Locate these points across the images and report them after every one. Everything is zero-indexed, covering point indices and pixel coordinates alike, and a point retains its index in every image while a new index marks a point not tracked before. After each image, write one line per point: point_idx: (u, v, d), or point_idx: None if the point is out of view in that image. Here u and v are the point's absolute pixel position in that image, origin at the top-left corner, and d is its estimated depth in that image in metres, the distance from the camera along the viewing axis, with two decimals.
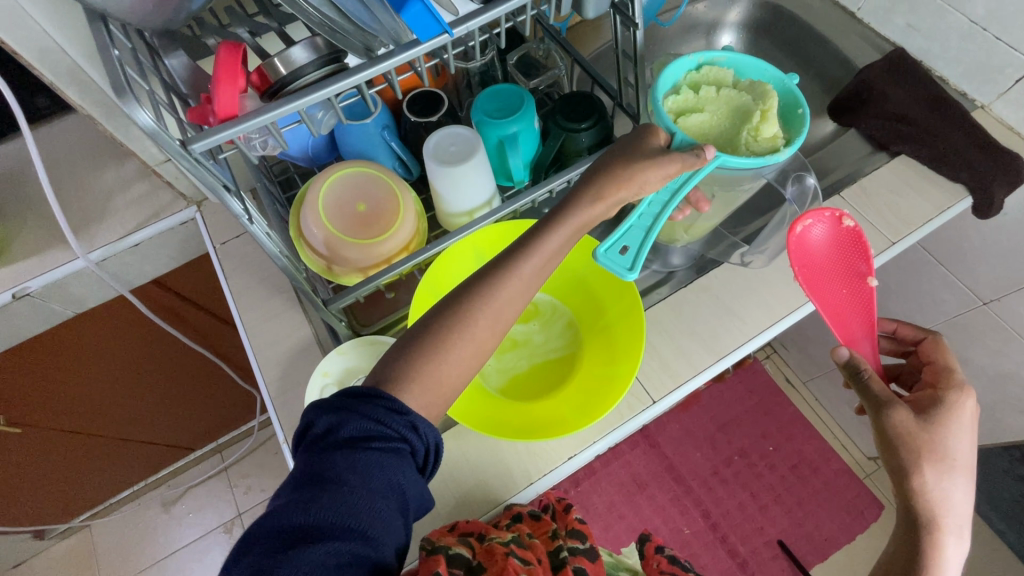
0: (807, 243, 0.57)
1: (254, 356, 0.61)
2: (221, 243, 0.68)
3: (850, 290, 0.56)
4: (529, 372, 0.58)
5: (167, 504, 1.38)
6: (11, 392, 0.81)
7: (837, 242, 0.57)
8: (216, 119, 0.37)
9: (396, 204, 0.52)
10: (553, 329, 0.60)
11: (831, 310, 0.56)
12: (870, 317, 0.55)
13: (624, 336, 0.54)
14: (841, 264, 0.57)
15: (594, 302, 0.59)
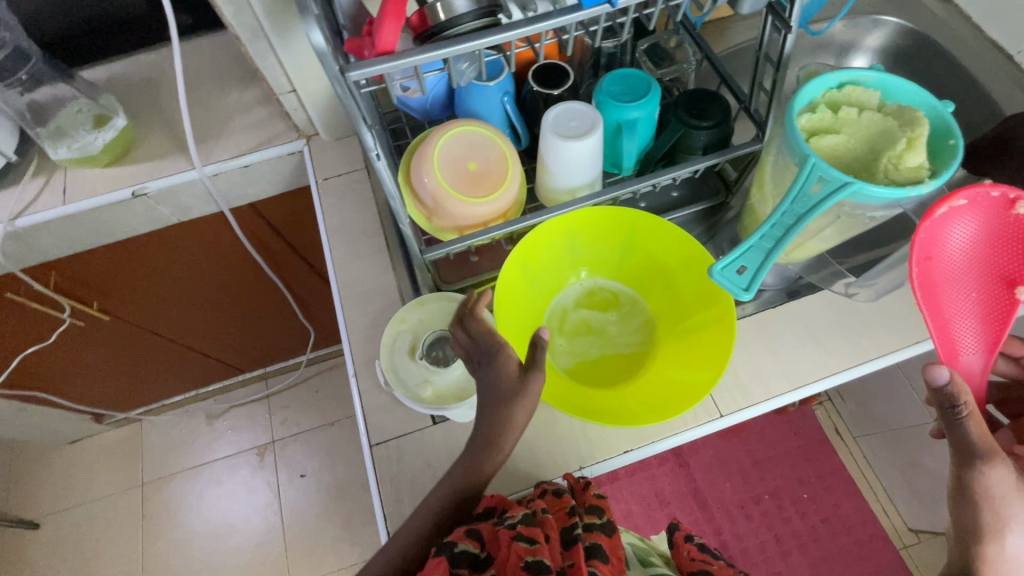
0: (949, 239, 0.51)
1: (337, 291, 0.63)
2: (323, 178, 0.70)
3: (988, 290, 0.52)
4: (598, 358, 0.58)
5: (211, 417, 1.47)
6: (108, 283, 0.88)
7: (996, 236, 0.51)
8: (373, 54, 0.38)
9: (505, 169, 0.53)
10: (627, 321, 0.60)
11: (955, 316, 0.53)
12: (1002, 328, 0.52)
13: (708, 344, 0.53)
14: (991, 256, 0.52)
15: (677, 303, 0.58)
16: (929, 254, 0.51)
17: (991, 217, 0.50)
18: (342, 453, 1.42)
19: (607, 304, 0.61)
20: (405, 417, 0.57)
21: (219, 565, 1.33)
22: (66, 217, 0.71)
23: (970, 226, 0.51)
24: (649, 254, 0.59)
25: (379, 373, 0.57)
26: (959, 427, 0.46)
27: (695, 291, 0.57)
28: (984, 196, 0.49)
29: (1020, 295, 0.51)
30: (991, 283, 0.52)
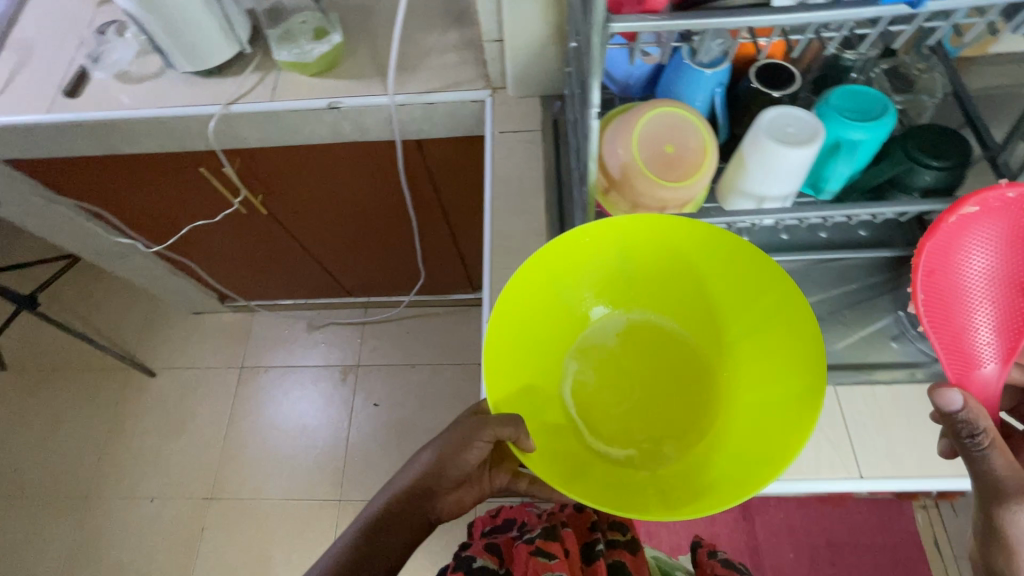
0: (961, 250, 0.48)
1: (489, 240, 0.65)
2: (500, 131, 0.72)
3: (1003, 298, 0.49)
4: (632, 395, 0.59)
5: (312, 328, 1.59)
6: (277, 182, 0.97)
7: (1005, 242, 0.48)
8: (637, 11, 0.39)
9: (702, 158, 0.51)
10: (673, 371, 0.59)
11: (965, 329, 0.49)
12: (1017, 341, 0.49)
13: (759, 428, 0.50)
14: (1011, 265, 0.48)
15: (737, 363, 0.56)
16: (946, 264, 0.49)
17: (1000, 225, 0.47)
18: (414, 395, 1.48)
19: (658, 345, 0.61)
20: None
21: (285, 460, 1.45)
22: (269, 112, 0.78)
23: (984, 233, 0.48)
24: (707, 300, 0.57)
25: None
26: (982, 458, 0.43)
27: (770, 355, 0.53)
28: (991, 202, 0.46)
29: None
30: (1003, 288, 0.49)
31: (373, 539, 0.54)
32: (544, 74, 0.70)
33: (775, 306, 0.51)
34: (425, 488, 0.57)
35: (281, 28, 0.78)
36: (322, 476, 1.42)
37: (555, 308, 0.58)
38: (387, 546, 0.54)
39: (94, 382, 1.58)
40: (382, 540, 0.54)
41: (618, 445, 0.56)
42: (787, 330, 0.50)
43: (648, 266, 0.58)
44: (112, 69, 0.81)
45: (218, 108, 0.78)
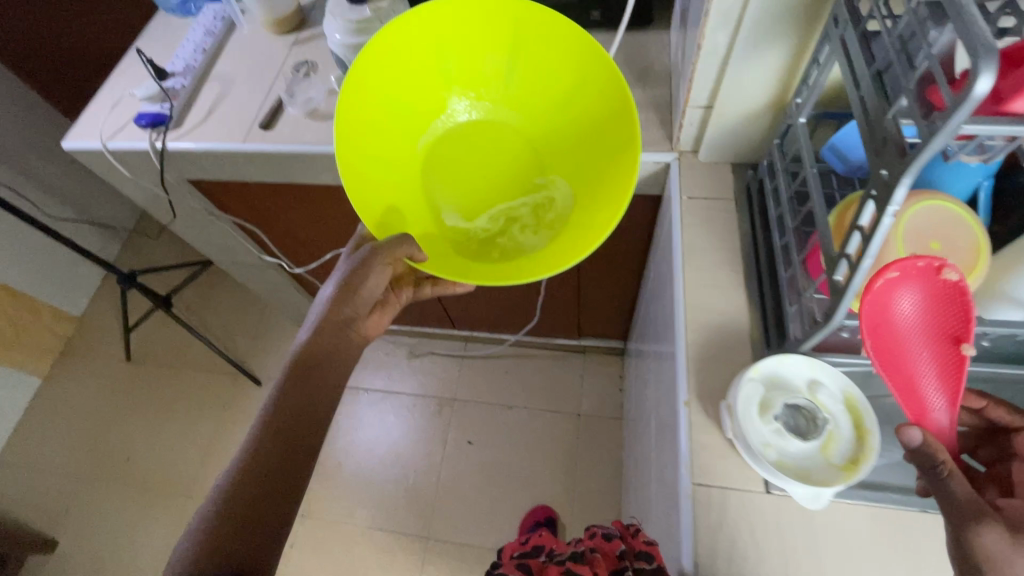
0: (887, 307, 0.46)
1: (682, 311, 0.61)
2: (689, 197, 0.69)
3: (933, 348, 0.47)
4: (467, 176, 0.73)
5: (411, 355, 1.61)
6: None
7: (936, 300, 0.46)
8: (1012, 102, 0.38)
9: (974, 259, 0.46)
10: (495, 151, 0.74)
11: (904, 376, 0.48)
12: (954, 387, 0.47)
13: (590, 184, 0.68)
14: (930, 319, 0.47)
15: (556, 141, 0.72)
16: (875, 324, 0.46)
17: (922, 279, 0.45)
18: (509, 437, 1.44)
19: (485, 136, 0.74)
20: (738, 470, 0.53)
21: (374, 486, 1.44)
22: None
23: (908, 292, 0.46)
24: (535, 88, 0.71)
25: (723, 416, 0.54)
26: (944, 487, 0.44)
27: (569, 127, 0.71)
28: (909, 264, 0.44)
29: (967, 353, 0.46)
30: (938, 340, 0.47)
31: (264, 460, 0.54)
32: (743, 142, 0.68)
33: (576, 80, 0.67)
34: (316, 392, 0.60)
35: None
36: (412, 508, 1.40)
37: (400, 103, 0.69)
38: (289, 454, 0.55)
39: (205, 383, 1.66)
40: (285, 455, 0.55)
41: (516, 228, 0.71)
42: (597, 119, 0.67)
43: (463, 58, 0.70)
44: (305, 106, 0.86)
45: None
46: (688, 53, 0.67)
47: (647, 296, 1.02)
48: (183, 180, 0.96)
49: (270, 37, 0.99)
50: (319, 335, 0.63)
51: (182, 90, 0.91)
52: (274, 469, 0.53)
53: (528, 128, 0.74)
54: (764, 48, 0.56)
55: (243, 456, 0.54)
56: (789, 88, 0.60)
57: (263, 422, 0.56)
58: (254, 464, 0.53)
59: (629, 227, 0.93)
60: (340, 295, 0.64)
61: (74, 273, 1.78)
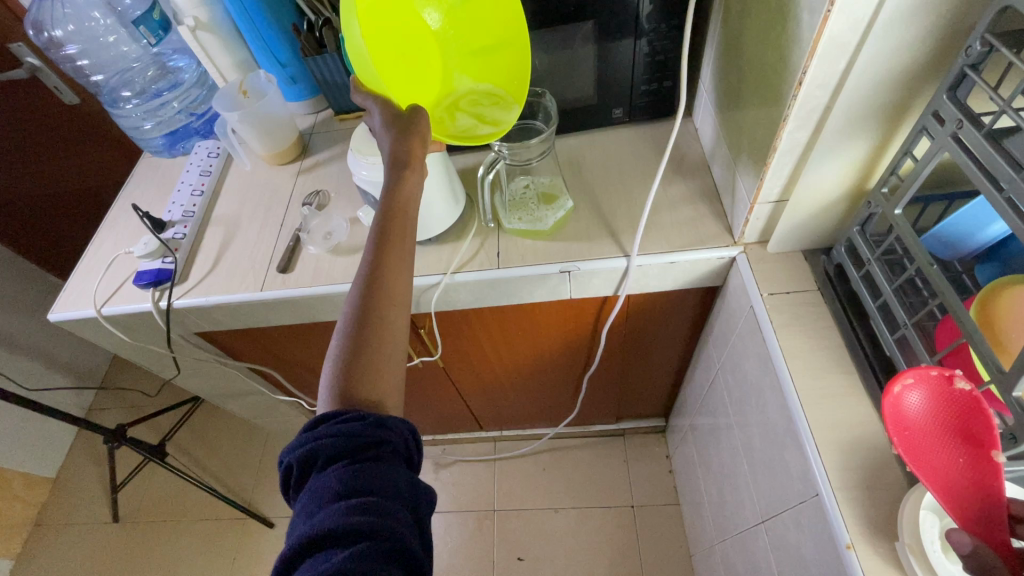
0: (900, 411, 0.46)
1: (808, 430, 0.55)
2: (769, 293, 0.65)
3: (966, 458, 0.43)
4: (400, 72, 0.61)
5: (437, 466, 1.47)
6: (464, 336, 0.91)
7: (951, 408, 0.44)
8: None
9: None
10: (414, 41, 0.62)
11: (941, 479, 0.43)
12: (993, 495, 0.41)
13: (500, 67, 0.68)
14: (954, 427, 0.44)
15: (463, 17, 0.65)
16: (896, 427, 0.46)
17: (939, 388, 0.45)
18: (562, 544, 1.31)
19: (400, 16, 0.60)
20: None
21: None
22: (493, 279, 0.74)
23: (922, 404, 0.46)
24: None
25: (911, 562, 0.45)
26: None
27: (480, 7, 0.64)
28: (925, 373, 0.46)
29: (999, 460, 0.42)
30: (967, 447, 0.43)
31: (370, 311, 0.52)
32: (817, 228, 0.64)
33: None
34: (402, 237, 0.57)
35: (502, 193, 0.76)
36: None
37: None
38: (392, 304, 0.53)
39: (209, 535, 1.46)
40: (380, 323, 0.53)
41: (451, 113, 0.68)
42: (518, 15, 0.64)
43: None
44: (326, 242, 0.80)
45: (444, 278, 0.74)
46: (741, 149, 0.65)
47: (706, 383, 0.95)
48: (190, 333, 0.87)
49: (272, 169, 0.94)
50: (400, 182, 0.58)
51: (184, 241, 0.83)
52: (380, 316, 0.53)
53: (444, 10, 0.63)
54: (851, 142, 0.53)
55: (356, 315, 0.53)
56: (870, 174, 0.57)
57: (366, 268, 0.55)
58: (359, 313, 0.52)
59: (681, 316, 0.88)
60: (397, 139, 0.58)
61: (46, 430, 1.59)
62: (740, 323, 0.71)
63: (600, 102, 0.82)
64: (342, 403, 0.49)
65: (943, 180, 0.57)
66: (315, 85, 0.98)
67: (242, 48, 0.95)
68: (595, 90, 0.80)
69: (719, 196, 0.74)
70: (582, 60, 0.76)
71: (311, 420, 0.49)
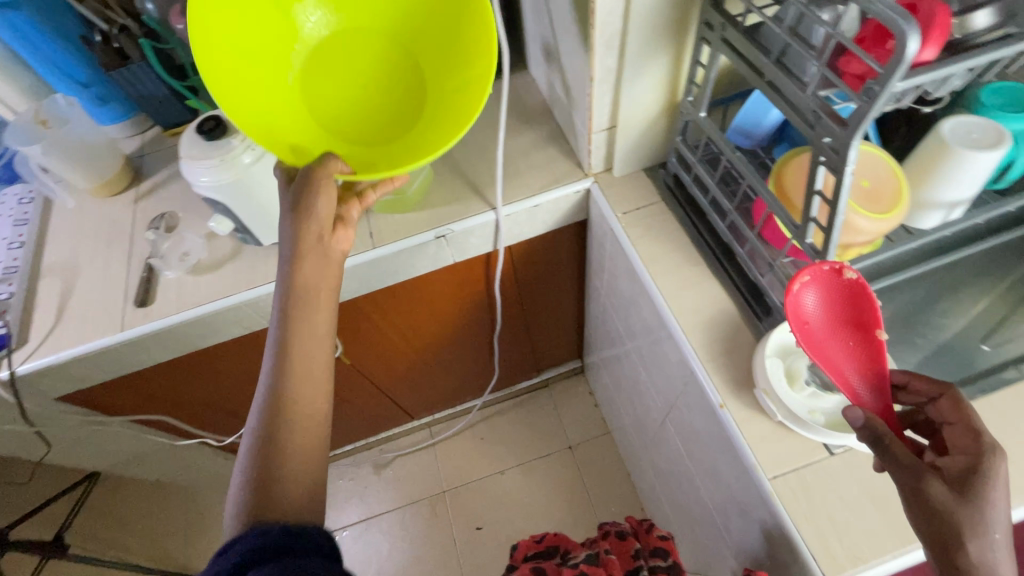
0: (800, 309, 0.48)
1: (675, 319, 0.62)
2: (623, 212, 0.71)
3: (855, 342, 0.48)
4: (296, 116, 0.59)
5: (378, 467, 1.46)
6: (361, 326, 0.90)
7: (841, 296, 0.48)
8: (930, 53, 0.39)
9: (898, 183, 0.52)
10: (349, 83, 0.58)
11: (840, 365, 0.48)
12: (882, 371, 0.47)
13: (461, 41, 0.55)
14: (841, 312, 0.49)
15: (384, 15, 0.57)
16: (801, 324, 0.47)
17: (829, 279, 0.49)
18: (515, 501, 1.36)
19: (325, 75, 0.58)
20: (798, 446, 0.53)
21: None
22: (372, 260, 0.74)
23: (815, 296, 0.49)
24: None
25: (766, 401, 0.54)
26: (893, 458, 0.42)
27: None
28: (819, 268, 0.48)
29: (881, 338, 0.48)
30: (853, 331, 0.48)
31: (281, 401, 0.49)
32: (648, 147, 0.71)
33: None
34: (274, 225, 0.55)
35: None
36: None
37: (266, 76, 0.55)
38: (298, 403, 0.50)
39: None
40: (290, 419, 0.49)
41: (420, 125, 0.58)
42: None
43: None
44: (182, 264, 0.75)
45: None
46: (570, 86, 0.69)
47: (602, 314, 1.02)
48: (51, 399, 0.78)
49: (101, 202, 0.85)
50: None
51: (13, 300, 0.74)
52: (295, 399, 0.50)
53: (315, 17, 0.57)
54: (651, 59, 0.59)
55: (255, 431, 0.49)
56: (677, 88, 0.64)
57: (275, 356, 0.51)
58: (271, 405, 0.49)
59: (563, 256, 0.93)
60: None
61: None
62: (608, 247, 0.77)
63: None
64: (255, 519, 0.45)
65: (737, 84, 0.65)
66: (130, 103, 0.89)
67: (27, 72, 0.84)
68: None
69: (566, 135, 0.79)
70: None
71: (215, 555, 0.43)
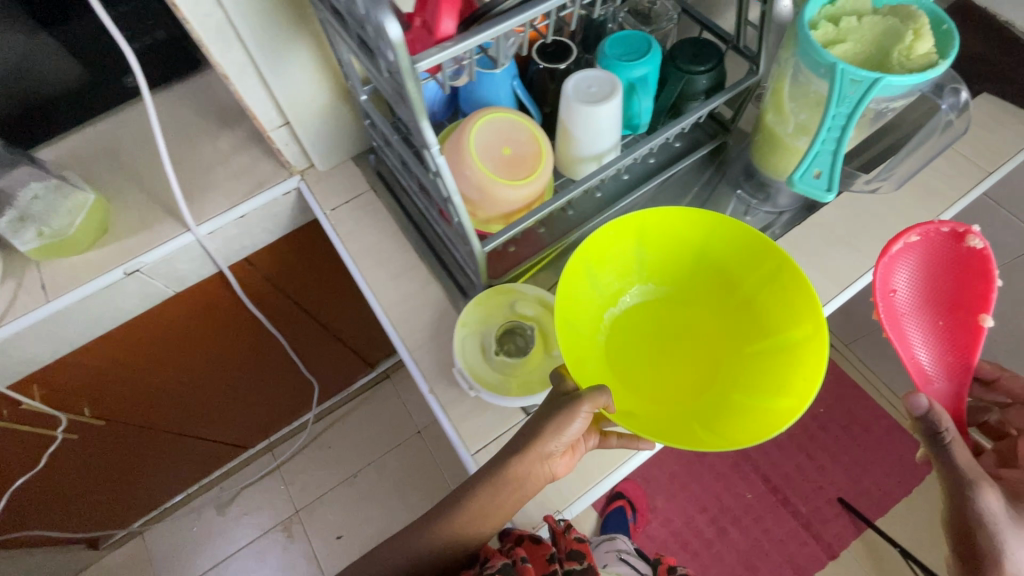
0: (894, 269, 0.57)
1: (386, 313, 0.61)
2: (331, 209, 0.68)
3: (948, 322, 0.58)
4: (646, 385, 0.58)
5: (222, 507, 1.35)
6: (99, 382, 0.79)
7: (943, 272, 0.58)
8: (434, 39, 0.37)
9: (537, 147, 0.53)
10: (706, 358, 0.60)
11: (907, 340, 0.58)
12: (967, 356, 0.57)
13: (789, 365, 0.53)
14: (941, 284, 0.58)
15: (735, 273, 0.60)
16: (886, 291, 0.58)
17: (945, 245, 0.57)
18: (374, 501, 1.35)
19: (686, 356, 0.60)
20: (495, 417, 0.56)
21: None
22: (53, 315, 0.64)
23: (908, 262, 0.58)
24: (675, 267, 0.63)
25: (462, 377, 0.55)
26: (946, 452, 0.54)
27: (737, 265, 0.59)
28: (939, 231, 0.56)
29: (981, 320, 0.57)
30: (950, 313, 0.58)
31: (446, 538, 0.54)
32: (342, 137, 0.67)
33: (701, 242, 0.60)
34: None
35: None
36: None
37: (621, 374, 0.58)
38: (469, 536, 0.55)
39: None
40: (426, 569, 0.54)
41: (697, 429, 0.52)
42: (718, 228, 0.58)
43: (647, 265, 0.63)
44: None
45: None
46: None
47: None
48: None
49: None
50: None
51: None
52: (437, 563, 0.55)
53: (632, 282, 0.63)
54: (287, 48, 0.54)
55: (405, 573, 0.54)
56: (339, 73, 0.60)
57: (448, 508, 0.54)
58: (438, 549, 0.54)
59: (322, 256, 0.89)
60: None
61: None
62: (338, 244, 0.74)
63: (97, 75, 0.68)
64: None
65: None
66: None
67: None
68: (79, 63, 0.66)
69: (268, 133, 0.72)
70: (35, 39, 0.61)
71: None
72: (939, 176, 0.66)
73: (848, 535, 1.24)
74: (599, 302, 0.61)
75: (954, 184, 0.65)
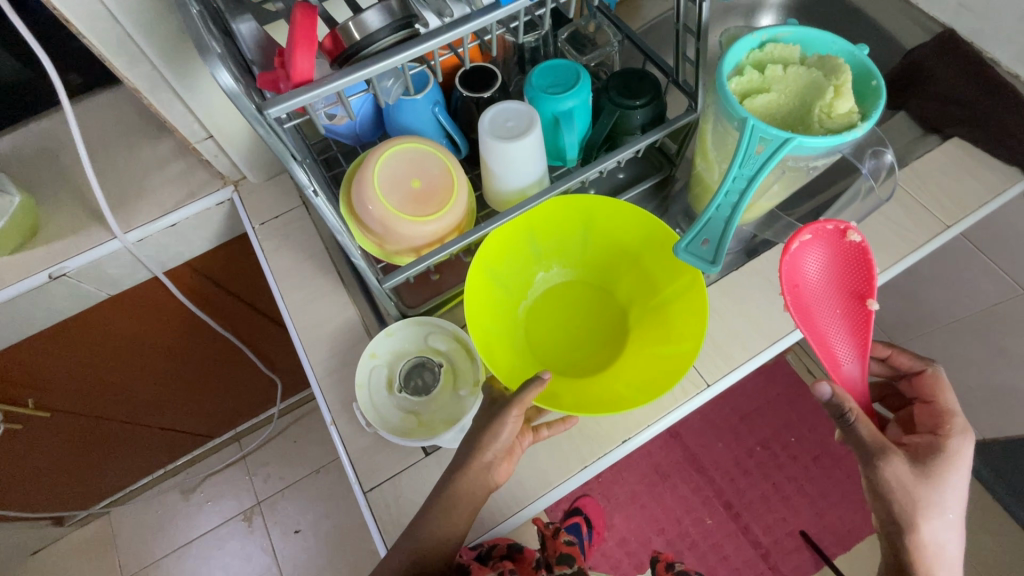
0: (799, 269, 0.51)
1: (299, 336, 0.60)
2: (260, 223, 0.66)
3: (845, 311, 0.53)
4: (567, 366, 0.56)
5: (186, 492, 1.37)
6: (39, 376, 0.80)
7: (845, 260, 0.52)
8: (290, 85, 0.35)
9: (449, 179, 0.51)
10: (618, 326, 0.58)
11: (823, 336, 0.53)
12: (863, 340, 0.53)
13: (681, 315, 0.53)
14: (840, 280, 0.53)
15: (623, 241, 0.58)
16: (793, 284, 0.51)
17: (828, 241, 0.51)
18: (334, 498, 1.36)
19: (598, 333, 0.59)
20: (394, 453, 0.54)
21: None
22: None
23: (815, 254, 0.51)
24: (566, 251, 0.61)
25: (362, 413, 0.54)
26: (854, 432, 0.50)
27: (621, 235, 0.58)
28: (824, 228, 0.50)
29: (873, 307, 0.52)
30: (853, 301, 0.53)
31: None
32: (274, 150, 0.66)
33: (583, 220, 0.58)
34: None
35: None
36: None
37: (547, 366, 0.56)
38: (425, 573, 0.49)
39: None
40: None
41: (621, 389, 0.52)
42: (595, 205, 0.56)
43: (542, 257, 0.60)
44: None
45: None
46: None
47: None
48: None
49: None
50: None
51: None
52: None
53: (536, 275, 0.61)
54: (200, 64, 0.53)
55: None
56: None
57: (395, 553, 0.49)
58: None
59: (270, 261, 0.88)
60: None
61: None
62: None
63: (35, 77, 0.65)
64: None
65: None
66: None
67: None
68: None
69: None
70: None
71: None
72: (894, 227, 0.62)
73: (806, 570, 1.22)
74: (509, 297, 0.59)
75: (907, 237, 0.61)
